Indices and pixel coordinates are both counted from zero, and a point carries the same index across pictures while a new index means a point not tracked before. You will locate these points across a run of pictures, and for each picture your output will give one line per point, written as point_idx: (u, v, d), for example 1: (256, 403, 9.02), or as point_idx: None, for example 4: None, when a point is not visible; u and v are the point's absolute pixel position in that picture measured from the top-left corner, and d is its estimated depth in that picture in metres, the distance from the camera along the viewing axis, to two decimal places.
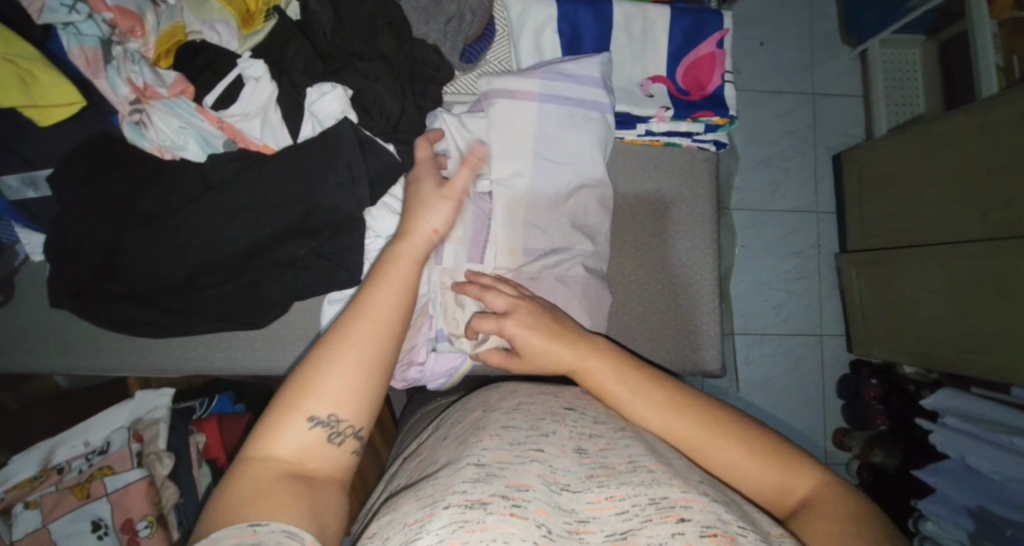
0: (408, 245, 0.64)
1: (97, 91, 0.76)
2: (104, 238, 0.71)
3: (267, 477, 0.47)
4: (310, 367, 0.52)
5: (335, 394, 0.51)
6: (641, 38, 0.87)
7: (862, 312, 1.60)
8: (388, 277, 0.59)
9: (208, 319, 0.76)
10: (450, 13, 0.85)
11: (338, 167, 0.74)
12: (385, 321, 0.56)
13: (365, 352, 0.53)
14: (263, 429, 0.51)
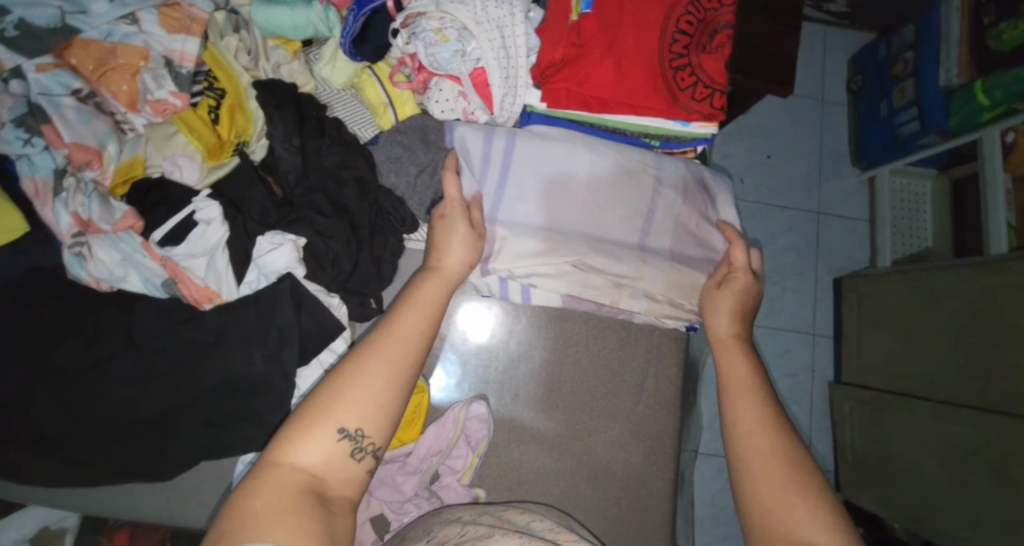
0: (440, 273, 0.70)
1: (43, 219, 0.73)
2: (26, 381, 0.69)
3: (288, 483, 0.54)
4: (347, 374, 0.59)
5: (359, 410, 0.58)
6: None
7: (853, 456, 1.42)
8: (427, 303, 0.67)
9: (113, 470, 0.71)
10: (422, 163, 0.86)
11: (268, 334, 0.72)
12: (417, 335, 0.64)
13: (395, 366, 0.60)
14: (286, 436, 0.57)
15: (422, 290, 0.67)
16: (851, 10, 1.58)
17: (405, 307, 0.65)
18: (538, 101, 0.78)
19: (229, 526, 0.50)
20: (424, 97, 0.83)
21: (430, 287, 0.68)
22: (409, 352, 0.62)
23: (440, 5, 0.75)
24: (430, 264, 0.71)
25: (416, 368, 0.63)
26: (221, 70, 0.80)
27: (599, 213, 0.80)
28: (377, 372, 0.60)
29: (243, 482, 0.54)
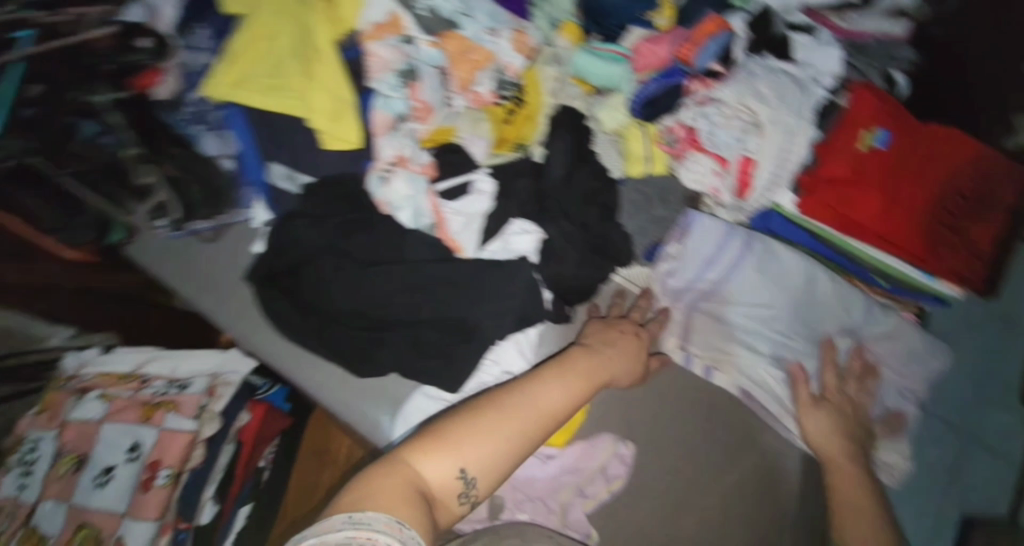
0: (591, 361, 0.77)
1: (370, 143, 0.92)
2: (311, 254, 0.86)
3: (403, 489, 0.58)
4: (484, 414, 0.66)
5: (490, 450, 0.64)
6: (811, 324, 0.89)
7: None
8: (569, 380, 0.73)
9: (331, 350, 0.85)
10: (656, 214, 0.95)
11: (498, 299, 0.83)
12: (547, 419, 0.69)
13: (522, 434, 0.66)
14: (412, 447, 0.63)
15: (561, 368, 0.74)
16: None
17: (539, 386, 0.70)
18: (790, 204, 0.86)
19: (351, 504, 0.54)
20: (679, 163, 0.95)
21: (563, 377, 0.72)
22: (532, 417, 0.68)
23: (744, 100, 0.86)
24: (578, 350, 0.78)
25: (535, 443, 0.68)
26: (530, 86, 1.00)
27: (794, 339, 0.88)
28: (508, 436, 0.65)
29: (364, 474, 0.59)
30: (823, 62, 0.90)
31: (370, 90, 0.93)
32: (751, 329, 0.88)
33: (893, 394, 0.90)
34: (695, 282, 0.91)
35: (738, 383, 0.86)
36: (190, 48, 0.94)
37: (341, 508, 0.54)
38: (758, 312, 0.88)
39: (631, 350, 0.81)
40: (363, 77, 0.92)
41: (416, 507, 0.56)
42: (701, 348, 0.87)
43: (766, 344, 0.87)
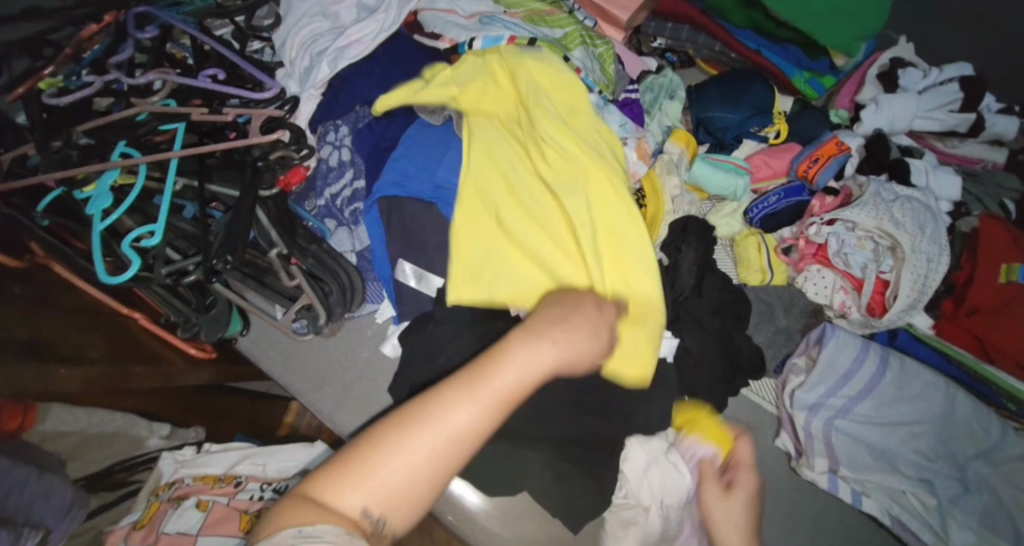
0: (503, 349, 0.57)
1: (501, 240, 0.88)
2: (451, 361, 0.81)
3: (326, 528, 0.47)
4: (371, 445, 0.51)
5: (387, 495, 0.49)
6: (954, 449, 0.87)
7: None
8: (484, 397, 0.53)
9: (465, 466, 0.79)
10: (779, 326, 0.96)
11: (643, 417, 0.82)
12: (457, 445, 0.51)
13: (428, 463, 0.50)
14: (330, 469, 0.50)
15: (463, 388, 0.53)
16: None
17: (501, 377, 0.54)
18: (925, 325, 0.88)
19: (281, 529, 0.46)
20: (801, 276, 0.97)
21: (450, 405, 0.52)
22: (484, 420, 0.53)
23: (881, 224, 0.88)
24: (490, 351, 0.57)
25: (454, 466, 0.52)
26: (649, 190, 1.02)
27: (936, 462, 0.86)
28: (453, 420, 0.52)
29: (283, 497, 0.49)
30: (941, 188, 0.97)
31: None
32: (895, 451, 0.86)
33: None
34: (830, 395, 0.88)
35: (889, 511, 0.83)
36: (325, 144, 0.93)
37: (313, 509, 0.47)
38: (900, 433, 0.86)
39: (592, 321, 0.63)
40: None
41: (404, 504, 0.50)
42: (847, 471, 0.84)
43: (911, 468, 0.85)
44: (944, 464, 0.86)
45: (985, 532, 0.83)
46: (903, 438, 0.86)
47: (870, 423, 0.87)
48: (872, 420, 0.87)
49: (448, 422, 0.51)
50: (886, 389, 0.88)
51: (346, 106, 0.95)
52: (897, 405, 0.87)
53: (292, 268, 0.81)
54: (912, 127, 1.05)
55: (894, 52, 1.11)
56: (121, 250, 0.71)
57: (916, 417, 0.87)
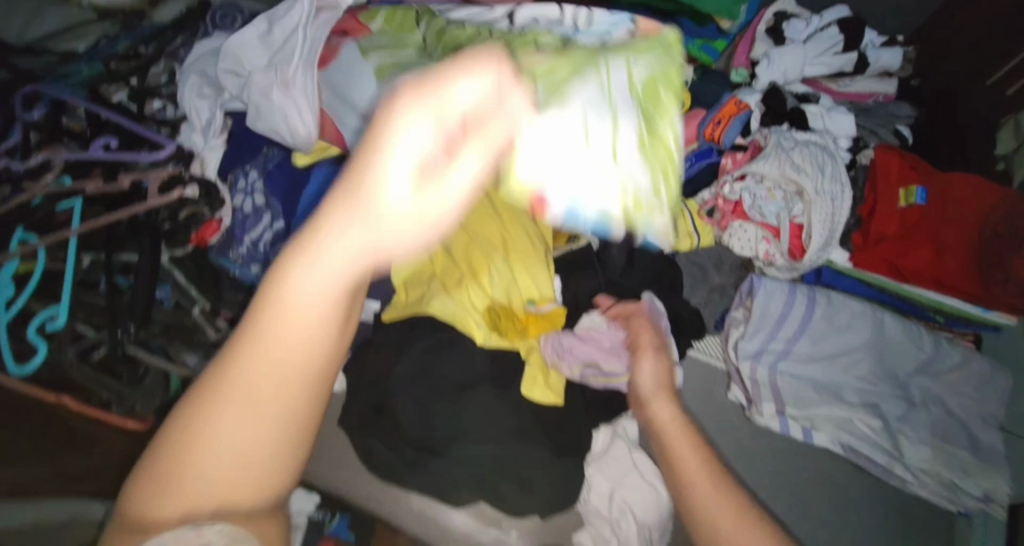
0: (349, 191, 0.31)
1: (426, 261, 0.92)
2: (398, 381, 0.82)
3: (204, 468, 0.33)
4: (229, 353, 0.33)
5: (259, 369, 0.32)
6: (893, 370, 0.91)
7: None
8: (319, 251, 0.31)
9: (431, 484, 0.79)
10: (714, 284, 0.99)
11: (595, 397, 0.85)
12: (292, 312, 0.32)
13: (301, 353, 0.32)
14: (196, 391, 0.34)
15: (279, 269, 0.32)
16: None
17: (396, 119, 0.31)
18: (843, 259, 0.92)
19: (156, 473, 0.35)
20: (725, 234, 1.00)
21: (294, 273, 0.31)
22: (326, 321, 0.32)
23: (784, 172, 0.92)
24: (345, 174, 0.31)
25: (340, 340, 0.34)
26: None
27: (877, 385, 0.89)
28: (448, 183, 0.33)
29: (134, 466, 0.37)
30: (838, 127, 1.02)
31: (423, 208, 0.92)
32: (839, 384, 0.90)
33: (979, 425, 0.89)
34: (769, 341, 0.92)
35: (839, 439, 0.87)
36: (237, 191, 0.91)
37: (196, 441, 0.33)
38: (841, 366, 0.90)
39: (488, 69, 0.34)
40: None
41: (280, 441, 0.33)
42: (797, 410, 0.88)
43: (857, 396, 0.89)
44: (888, 388, 0.90)
45: (935, 443, 0.87)
46: (845, 370, 0.90)
47: (812, 361, 0.91)
48: (813, 358, 0.91)
49: (314, 240, 0.31)
50: (820, 326, 0.91)
51: (253, 150, 0.95)
52: (834, 339, 0.91)
53: (218, 321, 0.82)
54: (804, 75, 1.11)
55: (777, 6, 1.15)
56: (29, 336, 0.77)
57: (852, 346, 0.91)
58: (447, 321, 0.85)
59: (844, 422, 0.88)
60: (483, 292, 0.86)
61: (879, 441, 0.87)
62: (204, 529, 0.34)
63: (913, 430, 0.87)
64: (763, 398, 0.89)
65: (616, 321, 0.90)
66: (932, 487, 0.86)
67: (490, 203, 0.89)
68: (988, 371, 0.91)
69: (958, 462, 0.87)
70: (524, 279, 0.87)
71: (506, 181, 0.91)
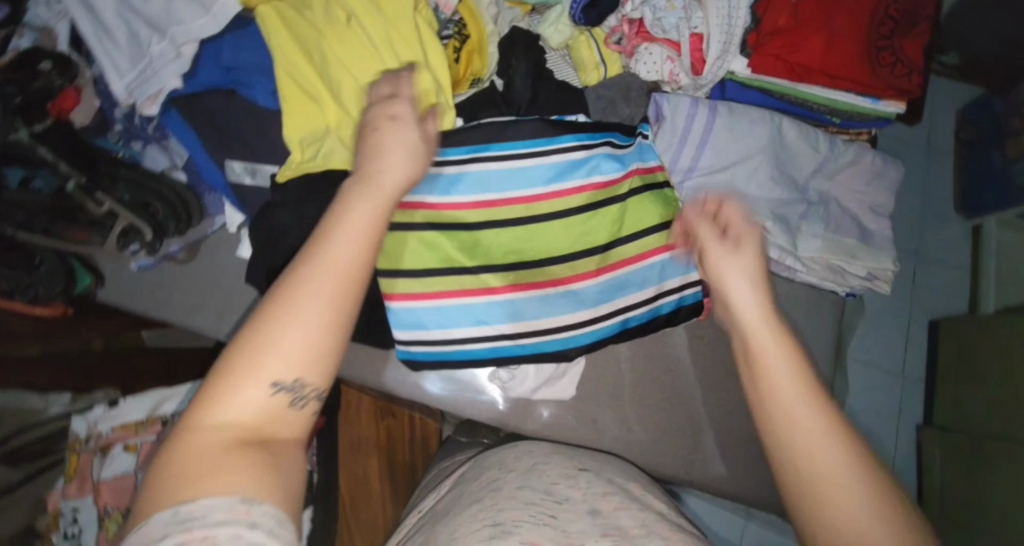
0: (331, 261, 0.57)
1: (314, 118, 0.85)
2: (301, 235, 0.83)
3: (203, 444, 0.52)
4: (252, 336, 0.55)
5: (294, 357, 0.55)
6: (788, 169, 0.94)
7: (941, 493, 1.57)
8: (321, 272, 0.56)
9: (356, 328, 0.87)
10: (622, 116, 0.98)
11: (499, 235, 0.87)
12: (348, 278, 0.57)
13: (331, 304, 0.56)
14: (206, 397, 0.54)
15: (285, 302, 0.55)
16: (966, 66, 1.80)
17: (395, 140, 0.66)
18: (742, 69, 0.91)
19: (165, 470, 0.51)
20: (632, 60, 0.95)
21: (317, 288, 0.55)
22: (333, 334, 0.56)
23: None
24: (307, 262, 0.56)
25: (346, 313, 0.57)
26: (469, 16, 0.93)
27: (776, 188, 0.93)
28: (292, 307, 0.55)
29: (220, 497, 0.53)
30: None
31: (302, 82, 0.84)
32: (744, 190, 0.93)
33: (870, 216, 0.95)
34: (677, 159, 0.94)
35: None
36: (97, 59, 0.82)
37: (183, 490, 0.50)
38: (746, 173, 0.92)
39: (407, 141, 0.66)
40: (293, 52, 0.83)
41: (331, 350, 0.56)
42: None
43: (759, 197, 0.93)
44: (790, 190, 0.93)
45: (828, 234, 0.93)
46: (751, 175, 0.92)
47: (719, 174, 0.93)
48: (717, 167, 0.93)
49: (282, 344, 0.54)
50: (725, 136, 0.92)
51: None
52: (740, 149, 0.92)
53: (98, 195, 0.78)
54: None
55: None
56: None
57: (759, 150, 0.92)
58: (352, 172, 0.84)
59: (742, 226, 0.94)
60: None
61: (776, 238, 0.92)
62: (215, 532, 0.48)
63: (806, 226, 0.93)
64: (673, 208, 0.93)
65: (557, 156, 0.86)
66: (819, 272, 0.94)
67: (365, 38, 0.83)
68: (882, 166, 0.95)
69: (853, 252, 0.92)
70: None
71: (382, 7, 0.83)
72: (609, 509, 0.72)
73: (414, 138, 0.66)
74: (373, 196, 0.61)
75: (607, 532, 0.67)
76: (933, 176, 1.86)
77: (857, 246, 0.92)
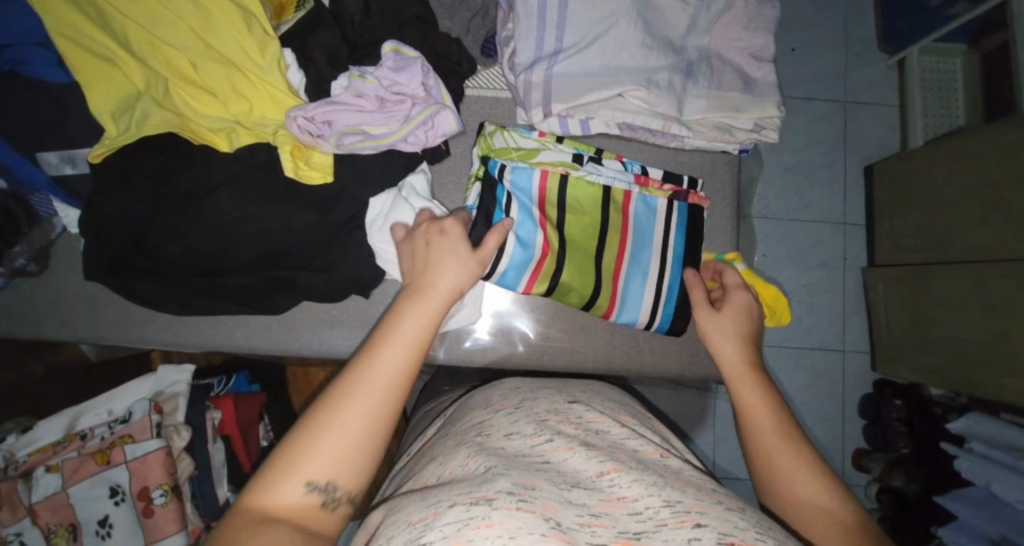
0: (374, 371, 0.51)
1: (114, 82, 0.74)
2: (137, 214, 0.73)
3: (260, 521, 0.45)
4: (327, 399, 0.49)
5: (339, 455, 0.47)
6: (658, 29, 0.85)
7: (886, 327, 1.61)
8: (404, 332, 0.54)
9: (232, 302, 0.79)
10: (474, 8, 0.87)
11: (362, 172, 0.80)
12: (396, 384, 0.51)
13: (367, 411, 0.49)
14: (268, 474, 0.47)
15: (369, 355, 0.52)
16: None
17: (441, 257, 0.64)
18: None
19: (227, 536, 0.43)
20: None
21: (366, 401, 0.49)
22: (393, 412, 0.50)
23: None
24: (352, 366, 0.51)
25: (390, 417, 0.50)
26: None
27: (650, 54, 0.85)
28: (390, 357, 0.52)
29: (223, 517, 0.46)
30: None
31: (87, 43, 0.73)
32: (615, 63, 0.85)
33: (752, 63, 0.89)
34: (540, 42, 0.84)
35: (620, 117, 0.88)
36: None
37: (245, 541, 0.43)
38: (617, 42, 0.84)
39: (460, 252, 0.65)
40: (63, 9, 0.71)
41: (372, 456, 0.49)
42: (584, 115, 0.88)
43: (634, 65, 0.85)
44: (666, 52, 0.86)
45: (711, 91, 0.87)
46: (620, 44, 0.84)
47: (586, 50, 0.84)
48: (581, 41, 0.84)
49: (379, 368, 0.51)
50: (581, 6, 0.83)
51: None
52: (605, 16, 0.84)
53: None
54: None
55: None
56: None
57: (623, 13, 0.83)
58: (179, 134, 0.75)
59: (620, 103, 0.87)
60: (206, 92, 0.75)
61: (655, 109, 0.87)
62: None
63: (688, 90, 0.87)
64: (544, 96, 0.85)
65: (402, 76, 0.77)
66: (707, 134, 0.90)
67: None
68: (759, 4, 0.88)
69: (737, 105, 0.88)
70: (242, 56, 0.75)
71: None
72: (600, 443, 0.60)
73: (476, 260, 0.66)
74: (433, 319, 0.57)
75: (599, 465, 0.55)
76: (850, 16, 1.79)
77: (743, 97, 0.88)
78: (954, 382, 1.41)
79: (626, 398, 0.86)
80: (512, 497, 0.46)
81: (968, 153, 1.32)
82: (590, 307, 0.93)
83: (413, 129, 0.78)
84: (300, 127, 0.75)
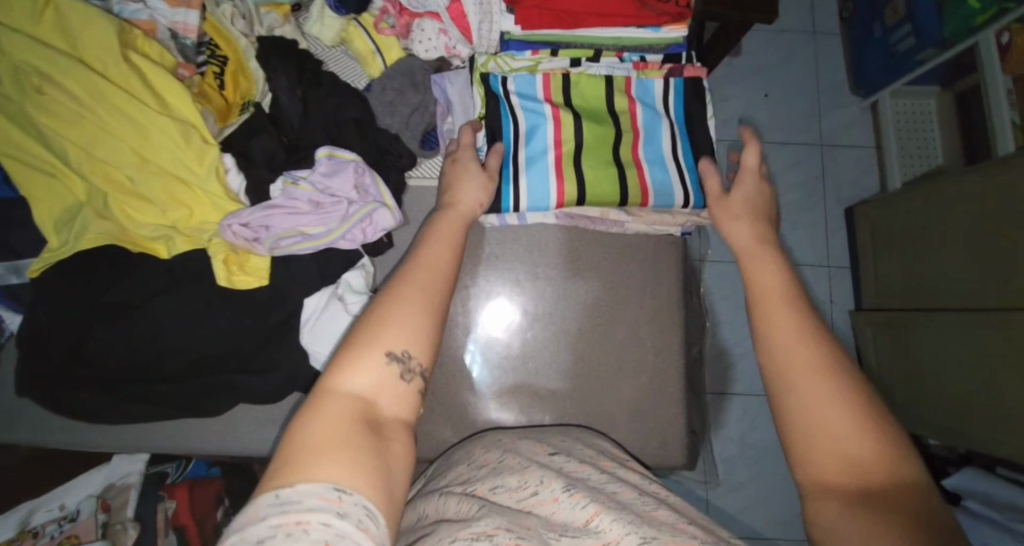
0: (422, 274, 0.59)
1: (54, 198, 0.76)
2: (73, 326, 0.75)
3: (334, 428, 0.48)
4: (373, 315, 0.55)
5: (405, 332, 0.54)
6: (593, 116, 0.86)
7: (880, 378, 1.52)
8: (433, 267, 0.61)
9: (168, 408, 0.78)
10: (414, 103, 0.89)
11: (297, 272, 0.81)
12: (439, 280, 0.60)
13: (422, 318, 0.56)
14: (338, 365, 0.52)
15: (403, 286, 0.57)
16: None
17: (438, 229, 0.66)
18: (514, 26, 0.84)
19: (286, 468, 0.44)
20: (409, 41, 0.88)
21: (409, 301, 0.56)
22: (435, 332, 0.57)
23: None
24: (396, 278, 0.58)
25: (437, 321, 0.57)
26: (219, 36, 0.84)
27: None
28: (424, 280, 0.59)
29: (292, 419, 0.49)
30: None
31: (30, 162, 0.75)
32: None
33: None
34: None
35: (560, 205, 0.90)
36: None
37: (302, 471, 0.44)
38: None
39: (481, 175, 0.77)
40: (8, 133, 0.75)
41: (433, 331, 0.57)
42: None
43: None
44: None
45: None
46: None
47: None
48: None
49: (423, 264, 0.60)
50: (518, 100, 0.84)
51: None
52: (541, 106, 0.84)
53: None
54: None
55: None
56: None
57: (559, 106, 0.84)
58: (120, 246, 0.77)
59: None
60: (145, 203, 0.77)
61: None
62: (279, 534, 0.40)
63: None
64: None
65: (334, 178, 0.79)
66: (647, 219, 0.91)
67: (81, 98, 0.74)
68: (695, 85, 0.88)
69: None
70: (181, 167, 0.77)
71: (86, 61, 0.74)
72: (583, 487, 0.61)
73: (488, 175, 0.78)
74: (460, 227, 0.68)
75: (582, 508, 0.57)
76: (820, 63, 1.80)
77: None
78: (954, 439, 1.33)
79: (616, 447, 0.82)
80: (512, 534, 0.51)
81: (945, 202, 1.28)
82: (540, 393, 0.91)
83: (351, 227, 0.80)
84: (236, 234, 0.76)
